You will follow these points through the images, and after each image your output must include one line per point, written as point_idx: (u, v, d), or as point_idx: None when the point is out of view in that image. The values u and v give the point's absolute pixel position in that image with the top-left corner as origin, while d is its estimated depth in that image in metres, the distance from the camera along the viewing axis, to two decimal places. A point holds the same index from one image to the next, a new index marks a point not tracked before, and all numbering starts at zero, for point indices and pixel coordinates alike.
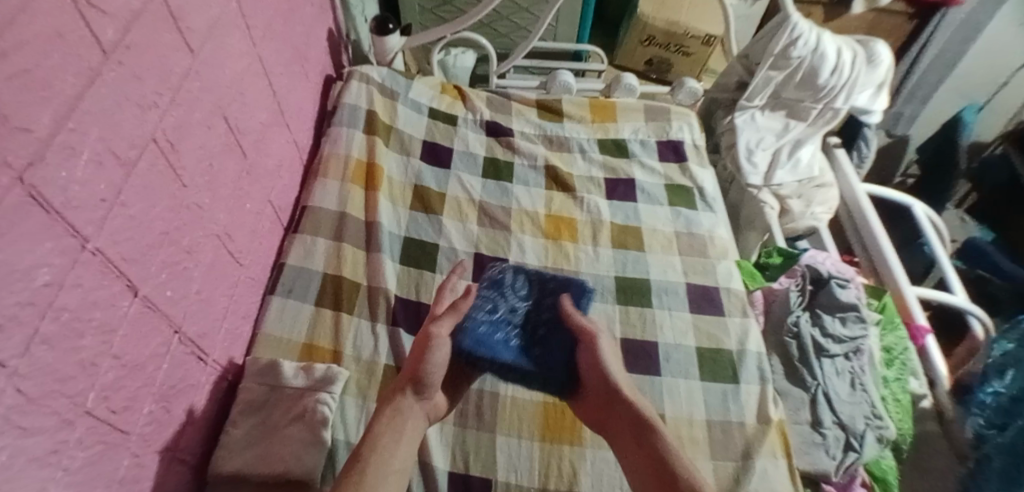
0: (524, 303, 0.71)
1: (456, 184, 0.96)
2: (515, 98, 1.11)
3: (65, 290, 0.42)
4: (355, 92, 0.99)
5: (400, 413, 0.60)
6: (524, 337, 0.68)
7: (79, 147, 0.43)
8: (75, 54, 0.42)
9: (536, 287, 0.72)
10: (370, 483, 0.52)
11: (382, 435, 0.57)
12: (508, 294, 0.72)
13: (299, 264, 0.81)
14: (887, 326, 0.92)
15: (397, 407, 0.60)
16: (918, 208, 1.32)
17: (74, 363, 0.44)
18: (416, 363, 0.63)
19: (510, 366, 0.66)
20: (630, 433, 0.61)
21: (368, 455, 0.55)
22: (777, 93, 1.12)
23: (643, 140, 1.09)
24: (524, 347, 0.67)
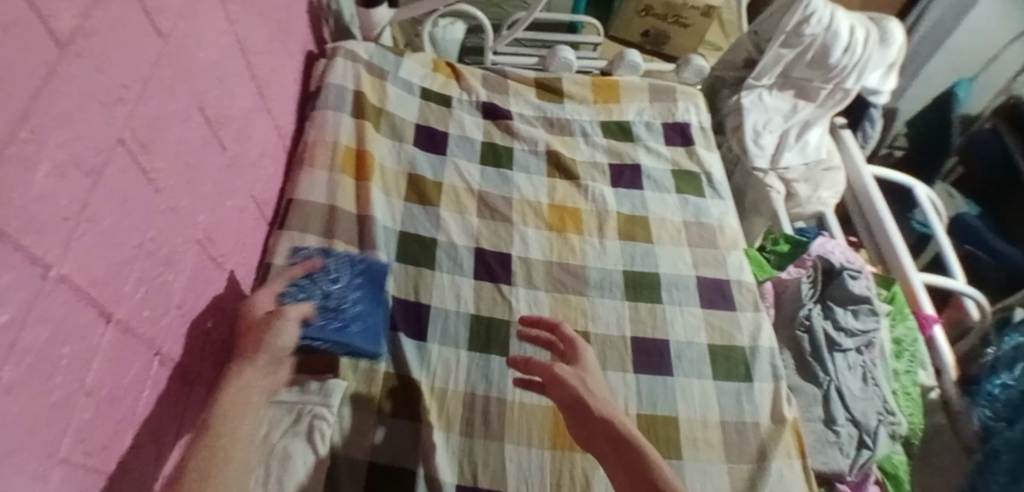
0: (337, 285, 0.68)
1: (453, 171, 0.89)
2: (512, 77, 1.04)
3: (31, 329, 0.36)
4: (341, 71, 0.90)
5: (246, 389, 0.55)
6: (342, 317, 0.66)
7: (37, 160, 0.36)
8: (30, 50, 0.34)
9: (345, 269, 0.70)
10: (222, 462, 0.50)
11: (230, 414, 0.53)
12: (318, 279, 0.68)
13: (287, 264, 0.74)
14: (897, 317, 0.89)
15: (241, 380, 0.55)
16: (920, 189, 1.29)
17: (45, 410, 0.38)
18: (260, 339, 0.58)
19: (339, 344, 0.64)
20: (614, 458, 0.54)
21: (217, 437, 0.51)
22: (786, 72, 1.07)
23: (648, 122, 1.03)
24: (348, 328, 0.66)
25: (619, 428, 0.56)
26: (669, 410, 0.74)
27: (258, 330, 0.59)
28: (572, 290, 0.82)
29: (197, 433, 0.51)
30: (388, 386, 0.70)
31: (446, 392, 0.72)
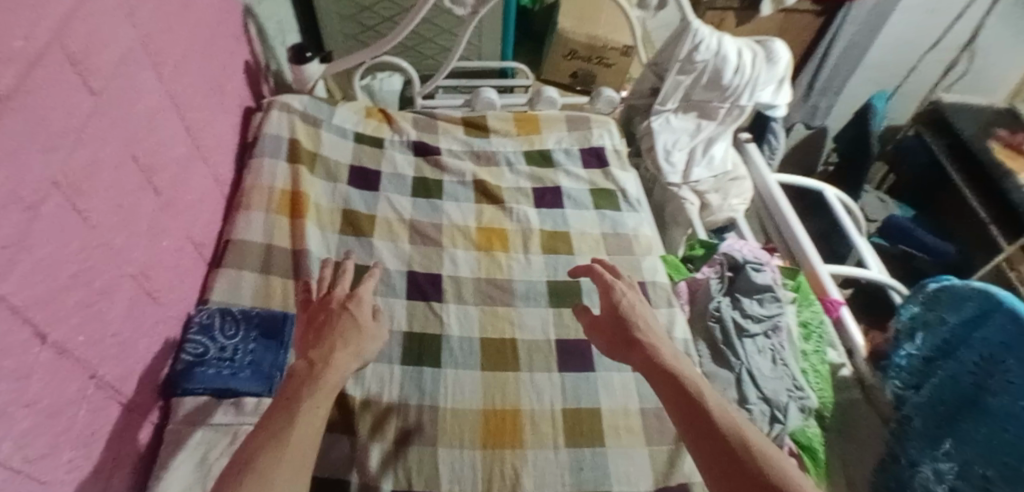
0: (233, 340, 0.76)
1: (386, 204, 0.96)
2: (440, 117, 1.13)
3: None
4: (276, 124, 0.98)
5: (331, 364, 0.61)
6: (235, 364, 0.74)
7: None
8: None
9: (243, 326, 0.77)
10: (294, 431, 0.53)
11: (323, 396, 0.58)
12: (217, 336, 0.75)
13: (224, 300, 0.80)
14: (803, 302, 0.99)
15: (336, 359, 0.62)
16: (830, 192, 1.40)
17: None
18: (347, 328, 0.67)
19: (221, 390, 0.71)
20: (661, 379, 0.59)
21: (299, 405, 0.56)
22: (689, 95, 1.19)
23: (568, 149, 1.14)
24: (235, 374, 0.73)
25: (656, 358, 0.62)
26: (592, 402, 0.80)
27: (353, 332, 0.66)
28: (500, 302, 0.89)
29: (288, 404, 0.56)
30: None
31: (379, 401, 0.75)
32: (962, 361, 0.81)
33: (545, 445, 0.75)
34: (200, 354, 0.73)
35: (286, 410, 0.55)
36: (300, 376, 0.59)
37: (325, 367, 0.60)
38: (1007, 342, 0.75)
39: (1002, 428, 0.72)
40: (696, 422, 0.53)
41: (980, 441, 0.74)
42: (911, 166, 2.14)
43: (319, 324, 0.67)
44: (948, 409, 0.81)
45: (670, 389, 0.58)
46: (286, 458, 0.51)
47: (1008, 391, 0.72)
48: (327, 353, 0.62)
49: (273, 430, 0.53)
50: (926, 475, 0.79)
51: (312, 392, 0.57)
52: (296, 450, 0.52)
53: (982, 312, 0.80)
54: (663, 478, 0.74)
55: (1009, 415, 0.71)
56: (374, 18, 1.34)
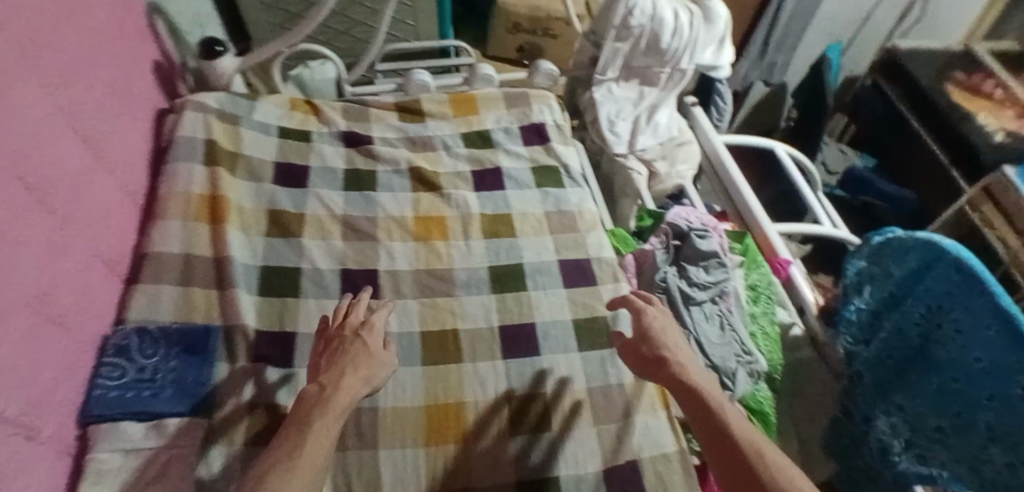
0: (153, 359, 0.73)
1: (315, 201, 0.92)
2: (372, 104, 1.09)
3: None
4: (190, 124, 0.94)
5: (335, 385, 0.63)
6: (156, 386, 0.71)
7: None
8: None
9: (162, 344, 0.74)
10: (303, 452, 0.54)
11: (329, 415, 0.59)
12: (135, 357, 0.73)
13: (143, 317, 0.76)
14: (750, 265, 0.99)
15: (343, 381, 0.64)
16: (781, 149, 1.39)
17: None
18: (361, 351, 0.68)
19: (141, 413, 0.68)
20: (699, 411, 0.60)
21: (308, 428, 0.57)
22: (629, 63, 1.15)
23: (507, 128, 1.10)
24: (157, 396, 0.70)
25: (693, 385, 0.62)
26: (538, 386, 0.79)
27: (360, 354, 0.68)
28: (439, 293, 0.86)
29: (299, 429, 0.57)
30: (252, 417, 0.71)
31: None
32: (907, 312, 0.79)
33: (490, 436, 0.74)
34: (117, 377, 0.70)
35: (298, 431, 0.57)
36: (311, 400, 0.61)
37: (334, 391, 0.62)
38: (950, 291, 0.72)
39: (952, 380, 0.71)
40: (725, 458, 0.55)
41: (932, 393, 0.74)
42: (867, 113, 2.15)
43: (332, 350, 0.69)
44: (897, 361, 0.80)
45: (701, 421, 0.59)
46: (296, 476, 0.52)
47: (956, 342, 0.70)
48: (337, 377, 0.64)
49: (282, 452, 0.55)
50: (881, 430, 0.81)
51: (321, 414, 0.59)
52: (305, 469, 0.53)
53: (926, 262, 0.77)
54: (610, 457, 0.74)
55: (959, 367, 0.70)
56: (299, 4, 1.27)
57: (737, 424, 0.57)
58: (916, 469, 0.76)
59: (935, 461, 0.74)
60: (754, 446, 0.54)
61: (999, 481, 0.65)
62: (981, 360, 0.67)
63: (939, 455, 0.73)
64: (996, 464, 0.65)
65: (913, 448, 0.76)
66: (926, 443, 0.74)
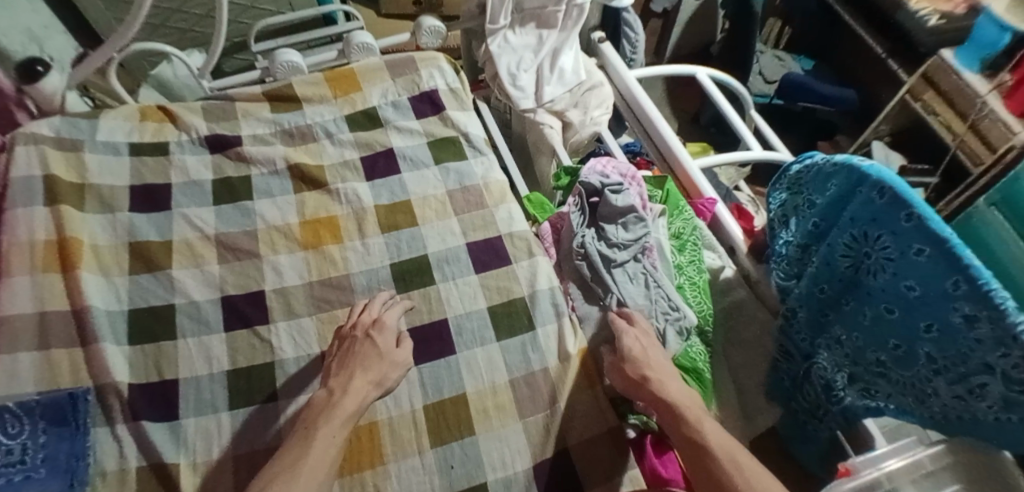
0: (19, 438, 0.65)
1: (183, 223, 0.82)
2: (238, 98, 0.96)
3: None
4: (23, 159, 0.81)
5: (342, 388, 0.63)
6: (26, 467, 0.64)
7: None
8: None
9: (25, 420, 0.66)
10: (307, 461, 0.55)
11: (330, 416, 0.60)
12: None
13: (2, 392, 0.67)
14: (674, 212, 0.93)
15: (348, 383, 0.63)
16: (702, 74, 1.30)
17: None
18: (373, 348, 0.67)
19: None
20: (677, 427, 0.60)
21: (312, 432, 0.58)
22: (520, 6, 1.06)
23: (395, 101, 0.99)
24: (29, 477, 0.63)
25: (669, 399, 0.62)
26: (456, 389, 0.73)
27: (366, 353, 0.66)
28: (337, 304, 0.78)
29: (304, 434, 0.59)
30: (143, 482, 0.64)
31: (210, 461, 0.66)
32: (833, 245, 0.72)
33: (409, 452, 0.68)
34: None
35: (305, 437, 0.58)
36: (320, 404, 0.62)
37: (341, 396, 0.62)
38: (874, 218, 0.65)
39: (888, 310, 0.66)
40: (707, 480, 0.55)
41: (868, 325, 0.69)
42: (801, 12, 2.05)
43: (344, 351, 0.68)
44: (829, 294, 0.75)
45: (683, 441, 0.59)
46: (304, 477, 0.54)
47: (888, 270, 0.64)
48: (345, 381, 0.64)
49: (291, 458, 0.56)
50: (824, 366, 0.78)
51: (326, 422, 0.59)
52: (309, 477, 0.54)
53: (849, 188, 0.70)
54: (540, 451, 0.69)
55: (894, 296, 0.64)
56: None
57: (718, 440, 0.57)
58: (863, 403, 0.73)
59: (880, 393, 0.71)
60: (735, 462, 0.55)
61: (948, 410, 0.64)
62: (915, 289, 0.61)
63: (884, 387, 0.71)
64: (942, 395, 0.63)
65: (857, 382, 0.74)
66: (869, 377, 0.72)
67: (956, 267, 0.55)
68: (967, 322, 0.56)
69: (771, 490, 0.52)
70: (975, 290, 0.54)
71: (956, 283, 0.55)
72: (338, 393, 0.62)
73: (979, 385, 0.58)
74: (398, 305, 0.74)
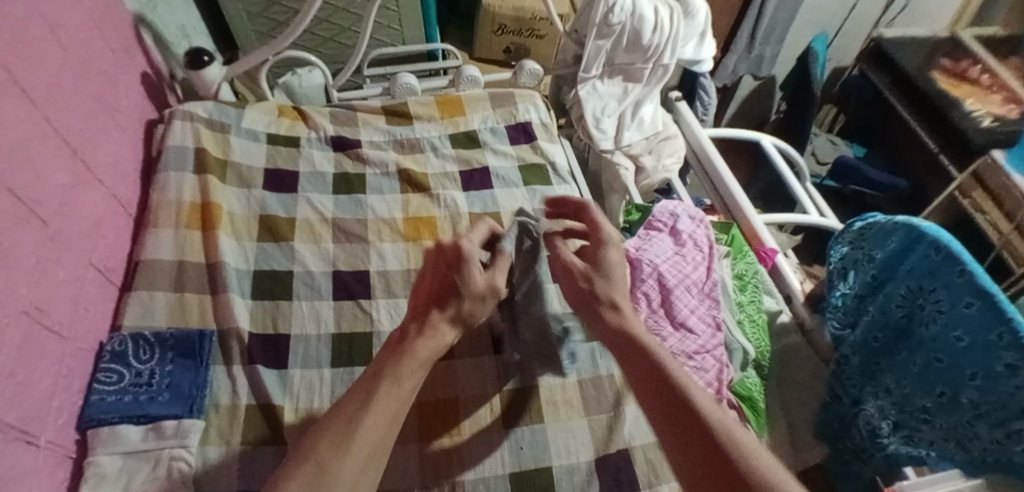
0: (150, 363, 0.73)
1: (305, 205, 0.94)
2: (360, 109, 1.10)
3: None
4: (180, 133, 0.95)
5: (434, 329, 0.64)
6: (152, 389, 0.71)
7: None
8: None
9: (156, 349, 0.74)
10: (368, 415, 0.54)
11: (400, 374, 0.59)
12: (132, 362, 0.72)
13: (138, 323, 0.76)
14: (737, 255, 1.01)
15: (433, 324, 0.65)
16: (767, 141, 1.41)
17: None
18: (452, 279, 0.67)
19: (138, 417, 0.68)
20: (652, 379, 0.60)
21: (378, 382, 0.57)
22: (611, 60, 1.17)
23: (493, 128, 1.11)
24: (154, 399, 0.70)
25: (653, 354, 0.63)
26: (529, 381, 0.80)
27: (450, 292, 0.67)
28: None
29: (368, 383, 0.58)
30: (249, 417, 0.72)
31: (310, 410, 0.74)
32: (889, 294, 0.79)
33: (483, 429, 0.75)
34: (114, 382, 0.70)
35: (366, 389, 0.57)
36: (392, 351, 0.62)
37: (418, 338, 0.63)
38: (931, 271, 0.73)
39: (936, 358, 0.72)
40: (693, 447, 0.53)
41: (917, 372, 0.75)
42: (857, 99, 2.21)
43: (427, 279, 0.69)
44: (883, 342, 0.81)
45: (650, 402, 0.58)
46: (361, 438, 0.52)
47: (937, 321, 0.71)
48: (422, 323, 0.64)
49: (350, 410, 0.55)
50: (870, 413, 0.81)
51: (389, 388, 0.57)
52: (366, 437, 0.53)
53: (908, 244, 0.78)
54: (603, 445, 0.75)
55: (942, 345, 0.71)
56: (287, 12, 1.27)
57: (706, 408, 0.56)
58: (906, 450, 0.77)
59: (924, 441, 0.75)
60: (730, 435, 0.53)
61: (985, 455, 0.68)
62: (963, 339, 0.68)
63: (927, 434, 0.75)
64: (983, 440, 0.67)
65: (902, 428, 0.78)
66: (914, 424, 0.76)
67: (1002, 320, 0.63)
68: (1009, 369, 0.63)
69: (763, 455, 0.51)
70: (1018, 341, 0.62)
71: (1001, 334, 0.63)
72: (420, 335, 0.63)
73: (1019, 430, 0.63)
74: (481, 229, 0.79)
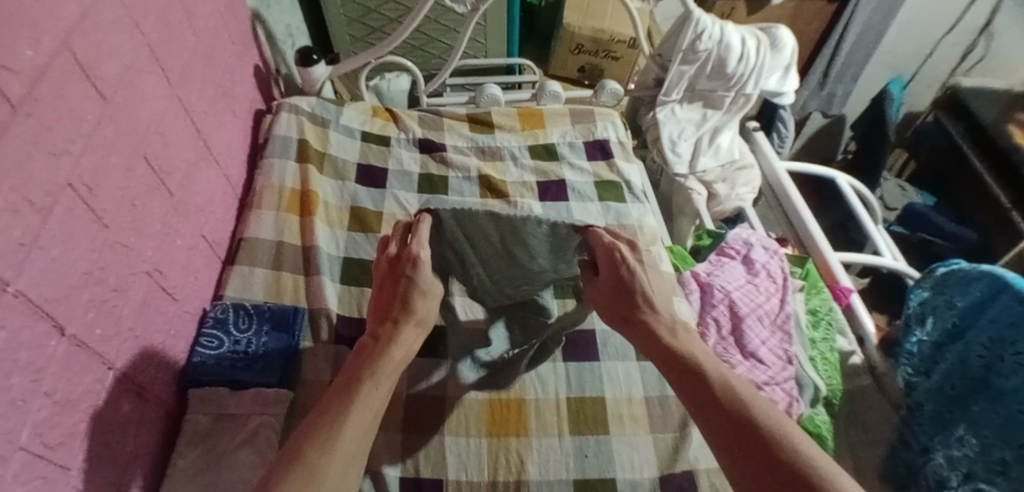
0: (246, 333, 0.76)
1: (392, 201, 0.99)
2: (446, 115, 1.15)
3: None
4: (285, 124, 1.02)
5: (402, 339, 0.65)
6: (248, 358, 0.75)
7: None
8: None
9: (253, 321, 0.77)
10: (350, 419, 0.56)
11: (377, 379, 0.61)
12: (231, 330, 0.76)
13: (238, 295, 0.82)
14: (811, 290, 1.00)
15: (401, 333, 0.66)
16: (842, 180, 1.39)
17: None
18: (407, 286, 0.68)
19: (233, 382, 0.73)
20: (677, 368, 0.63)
21: (358, 386, 0.59)
22: (692, 85, 1.16)
23: (572, 142, 1.14)
24: (248, 368, 0.74)
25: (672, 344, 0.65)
26: (596, 391, 0.81)
27: (414, 299, 0.68)
28: None
29: (346, 388, 0.60)
30: None
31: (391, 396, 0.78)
32: (970, 342, 0.78)
33: (550, 433, 0.76)
34: (214, 347, 0.74)
35: (345, 398, 0.58)
36: (368, 353, 0.64)
37: (390, 341, 0.65)
38: (1013, 323, 0.72)
39: (1018, 410, 0.70)
40: (760, 466, 0.51)
41: (998, 423, 0.72)
42: (928, 149, 2.14)
43: (389, 281, 0.70)
44: (959, 391, 0.79)
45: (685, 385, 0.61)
46: (343, 441, 0.54)
47: (1019, 372, 0.71)
48: (393, 329, 0.66)
49: (331, 416, 0.56)
50: (938, 462, 0.79)
51: (369, 388, 0.59)
52: (350, 438, 0.55)
53: (990, 294, 0.77)
54: (667, 465, 0.75)
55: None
56: (381, 19, 1.34)
57: (771, 421, 0.55)
58: None
59: None
60: (792, 449, 0.52)
61: None
62: None
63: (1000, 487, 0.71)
64: None
65: (972, 480, 0.74)
66: (986, 476, 0.73)
67: None
68: None
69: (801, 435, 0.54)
70: None
71: None
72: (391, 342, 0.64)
73: None
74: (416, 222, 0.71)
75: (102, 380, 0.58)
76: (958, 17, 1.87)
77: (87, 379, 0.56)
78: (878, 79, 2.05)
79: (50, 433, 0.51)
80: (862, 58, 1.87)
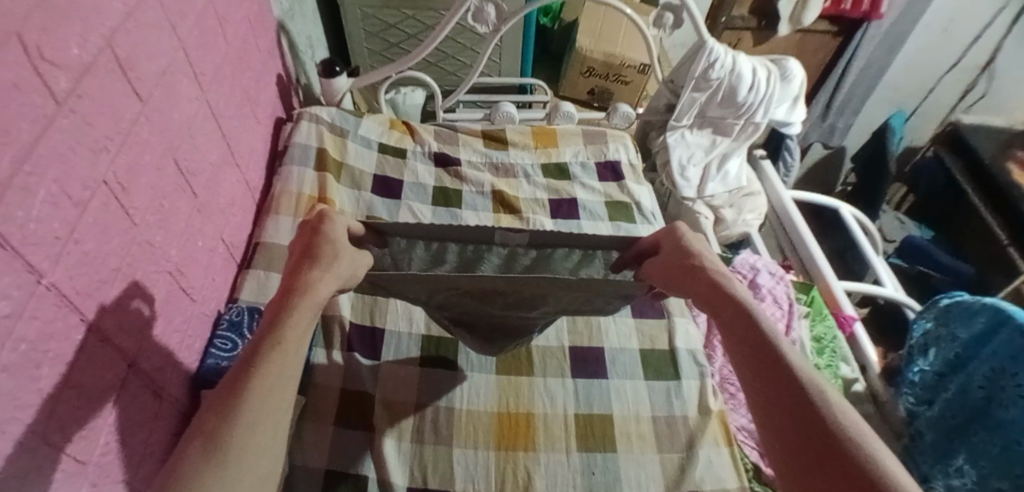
0: None
1: (406, 212, 1.01)
2: (461, 130, 1.16)
3: (9, 343, 0.42)
4: (305, 132, 1.03)
5: (306, 285, 0.55)
6: None
7: (5, 191, 0.42)
8: (8, 120, 0.42)
9: None
10: (252, 380, 0.48)
11: (283, 334, 0.51)
12: (246, 334, 0.77)
13: (253, 299, 0.83)
14: (817, 317, 1.03)
15: (305, 280, 0.56)
16: (846, 209, 1.41)
17: (11, 410, 0.43)
18: (312, 241, 0.61)
19: None
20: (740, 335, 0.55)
21: (261, 342, 0.51)
22: (703, 112, 1.19)
23: (584, 162, 1.16)
24: None
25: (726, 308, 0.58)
26: (602, 407, 0.82)
27: (323, 248, 0.60)
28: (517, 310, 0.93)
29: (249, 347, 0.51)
30: (344, 402, 0.77)
31: (400, 408, 0.78)
32: (971, 373, 0.79)
33: (558, 448, 0.77)
34: (228, 350, 0.75)
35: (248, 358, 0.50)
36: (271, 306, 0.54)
37: (293, 291, 0.55)
38: (1014, 356, 0.73)
39: (1013, 442, 0.71)
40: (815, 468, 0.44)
41: (995, 453, 0.74)
42: (927, 183, 2.18)
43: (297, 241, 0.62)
44: (960, 421, 0.80)
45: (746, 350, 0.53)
46: (244, 405, 0.47)
47: (1017, 405, 0.71)
48: (297, 277, 0.56)
49: (232, 378, 0.49)
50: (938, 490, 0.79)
51: (272, 344, 0.50)
52: (254, 398, 0.47)
53: (991, 327, 0.77)
54: (674, 483, 0.76)
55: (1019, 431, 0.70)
56: (399, 35, 1.36)
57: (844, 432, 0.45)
58: None
59: None
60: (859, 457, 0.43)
61: None
62: None
63: None
64: None
65: None
66: None
67: None
68: None
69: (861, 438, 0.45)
70: None
71: None
72: (293, 291, 0.55)
73: None
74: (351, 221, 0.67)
75: (121, 377, 0.58)
76: (959, 56, 1.92)
77: (109, 375, 0.56)
78: (880, 113, 2.10)
79: (71, 426, 0.51)
80: (863, 93, 1.92)
